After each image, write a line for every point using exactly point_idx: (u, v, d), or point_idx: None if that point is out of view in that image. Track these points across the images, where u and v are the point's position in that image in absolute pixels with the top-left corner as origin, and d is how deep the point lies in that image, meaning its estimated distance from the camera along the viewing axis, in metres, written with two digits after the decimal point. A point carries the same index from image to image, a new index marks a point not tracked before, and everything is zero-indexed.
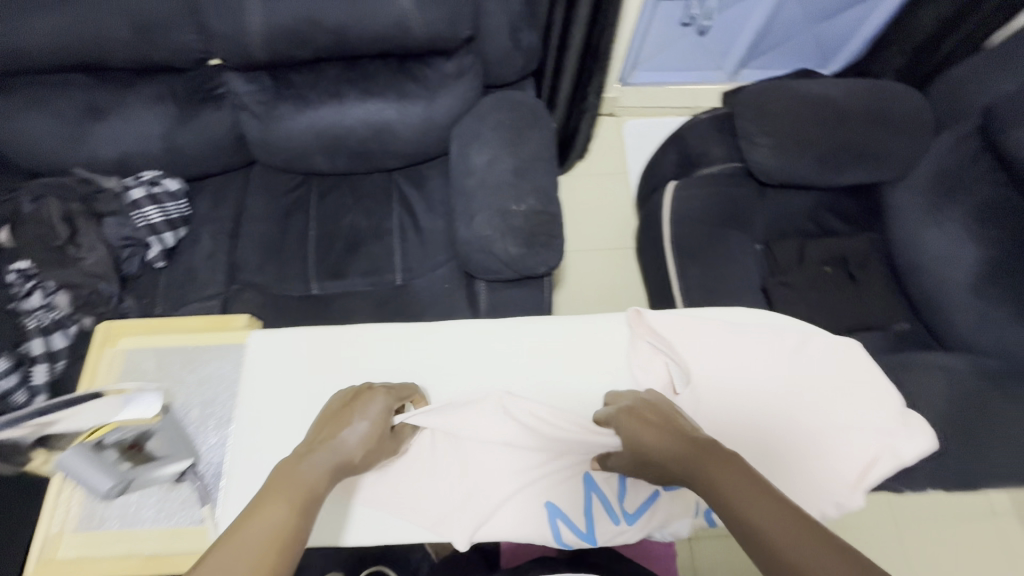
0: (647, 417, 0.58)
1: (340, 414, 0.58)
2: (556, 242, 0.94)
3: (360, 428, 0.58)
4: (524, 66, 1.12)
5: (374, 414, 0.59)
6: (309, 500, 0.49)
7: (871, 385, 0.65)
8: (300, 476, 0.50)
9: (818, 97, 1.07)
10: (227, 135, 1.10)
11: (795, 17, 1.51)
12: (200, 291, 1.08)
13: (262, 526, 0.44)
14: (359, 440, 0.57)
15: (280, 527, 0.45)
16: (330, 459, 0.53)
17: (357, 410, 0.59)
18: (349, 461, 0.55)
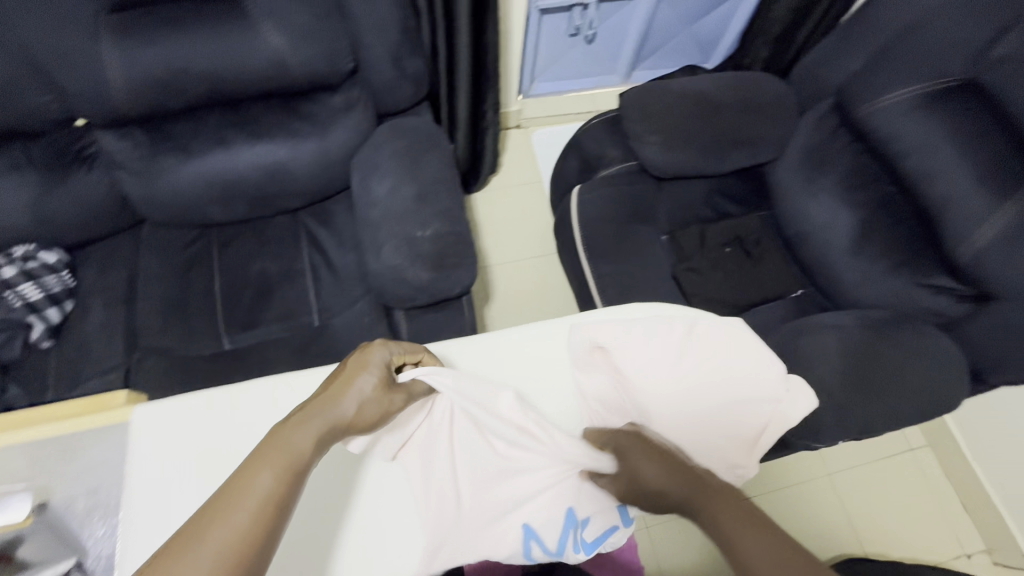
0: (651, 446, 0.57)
1: (341, 373, 0.58)
2: (467, 260, 0.95)
3: (365, 381, 0.58)
4: (415, 93, 1.11)
5: (376, 366, 0.59)
6: (298, 461, 0.49)
7: (755, 357, 0.68)
8: (290, 443, 0.50)
9: (696, 92, 1.14)
10: (106, 197, 1.03)
11: (670, 19, 1.61)
12: (96, 366, 1.00)
13: (248, 496, 0.45)
14: (356, 403, 0.56)
15: (266, 496, 0.46)
16: (326, 419, 0.53)
17: (360, 363, 0.59)
18: (348, 419, 0.55)
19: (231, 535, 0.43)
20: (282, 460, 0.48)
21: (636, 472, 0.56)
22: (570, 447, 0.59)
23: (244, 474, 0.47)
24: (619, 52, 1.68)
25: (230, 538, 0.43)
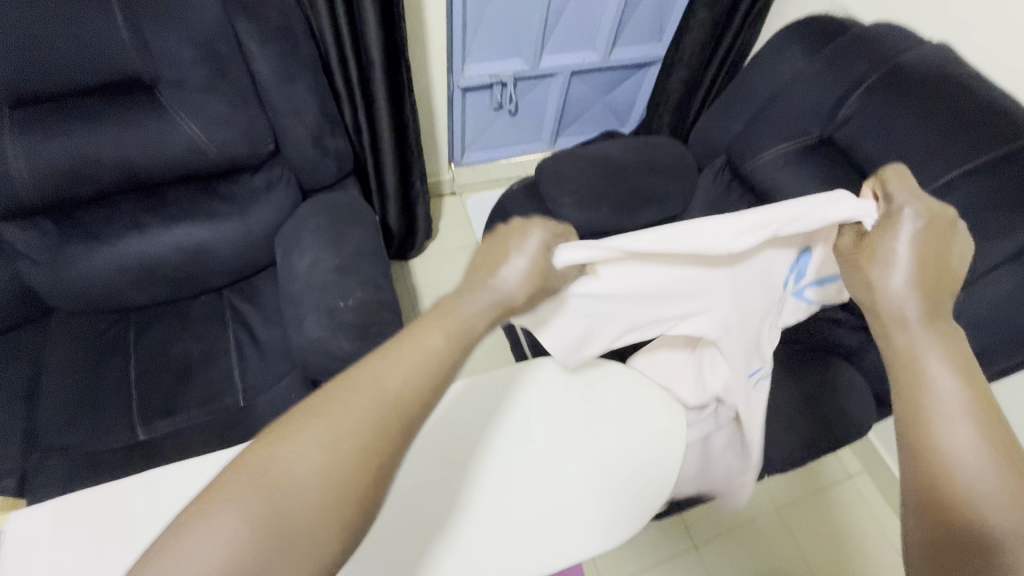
0: (933, 223, 0.56)
1: (500, 251, 0.59)
2: (392, 328, 0.95)
3: (535, 245, 0.58)
4: (339, 169, 1.16)
5: (531, 250, 0.58)
6: (462, 337, 0.54)
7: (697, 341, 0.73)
8: (462, 312, 0.55)
9: (603, 156, 1.25)
10: (10, 290, 0.99)
11: (585, 92, 1.75)
12: None
13: (399, 365, 0.49)
14: (519, 281, 0.57)
15: (420, 371, 0.49)
16: (491, 295, 0.57)
17: (517, 244, 0.58)
18: (509, 298, 0.57)
19: (352, 415, 0.46)
20: (424, 358, 0.50)
21: (883, 248, 0.56)
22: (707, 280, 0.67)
23: (375, 360, 0.49)
24: (542, 122, 1.81)
25: (382, 402, 0.47)
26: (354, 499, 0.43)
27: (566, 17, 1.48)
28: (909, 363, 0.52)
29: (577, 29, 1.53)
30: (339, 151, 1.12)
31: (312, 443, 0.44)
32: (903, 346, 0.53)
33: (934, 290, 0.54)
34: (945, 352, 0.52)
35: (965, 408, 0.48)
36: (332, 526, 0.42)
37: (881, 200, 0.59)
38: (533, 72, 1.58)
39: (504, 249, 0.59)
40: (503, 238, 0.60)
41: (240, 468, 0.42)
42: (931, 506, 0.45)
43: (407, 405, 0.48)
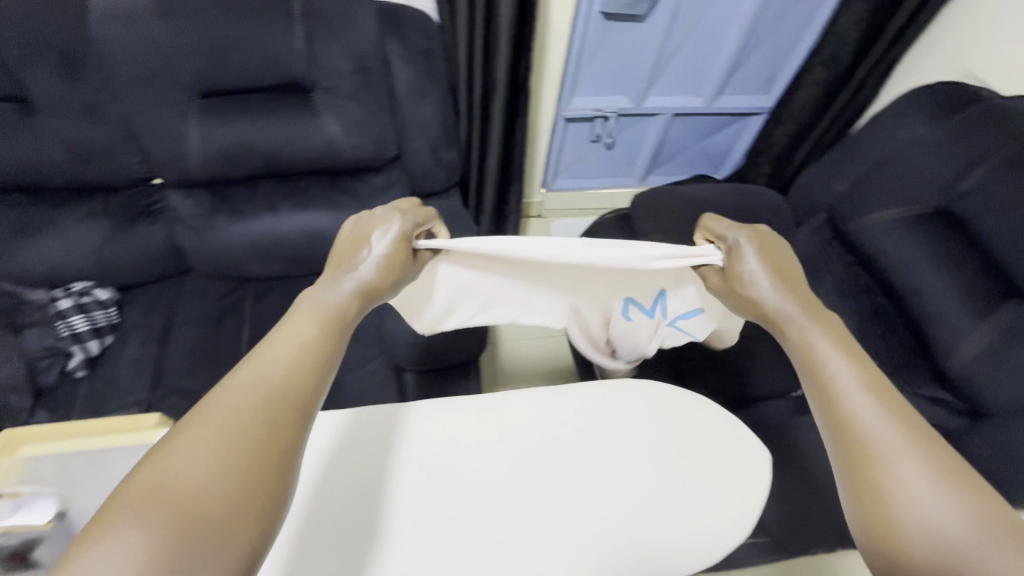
0: (769, 248, 0.60)
1: (350, 244, 0.58)
2: (477, 330, 1.02)
3: (381, 239, 0.57)
4: (447, 179, 1.25)
5: (392, 236, 0.58)
6: (337, 319, 0.52)
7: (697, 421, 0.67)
8: (327, 301, 0.53)
9: (697, 198, 1.26)
10: (164, 246, 1.16)
11: (684, 135, 1.78)
12: (123, 398, 1.05)
13: (290, 341, 0.47)
14: (377, 271, 0.56)
15: (308, 346, 0.48)
16: (351, 284, 0.54)
17: (376, 231, 0.58)
18: (370, 284, 0.55)
19: (242, 404, 0.42)
20: (308, 329, 0.49)
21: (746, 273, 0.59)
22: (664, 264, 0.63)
23: (274, 345, 0.47)
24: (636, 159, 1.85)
25: (264, 389, 0.43)
26: (269, 475, 0.40)
27: (678, 61, 1.53)
28: (810, 356, 0.52)
29: (686, 74, 1.57)
30: (450, 163, 1.22)
31: (186, 463, 0.38)
32: (799, 338, 0.54)
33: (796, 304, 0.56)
34: (836, 341, 0.53)
35: (864, 387, 0.48)
36: (256, 504, 0.39)
37: (717, 243, 0.63)
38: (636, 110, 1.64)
39: (357, 237, 0.58)
40: (355, 230, 0.59)
41: (131, 494, 0.36)
42: (867, 498, 0.43)
43: (298, 379, 0.45)
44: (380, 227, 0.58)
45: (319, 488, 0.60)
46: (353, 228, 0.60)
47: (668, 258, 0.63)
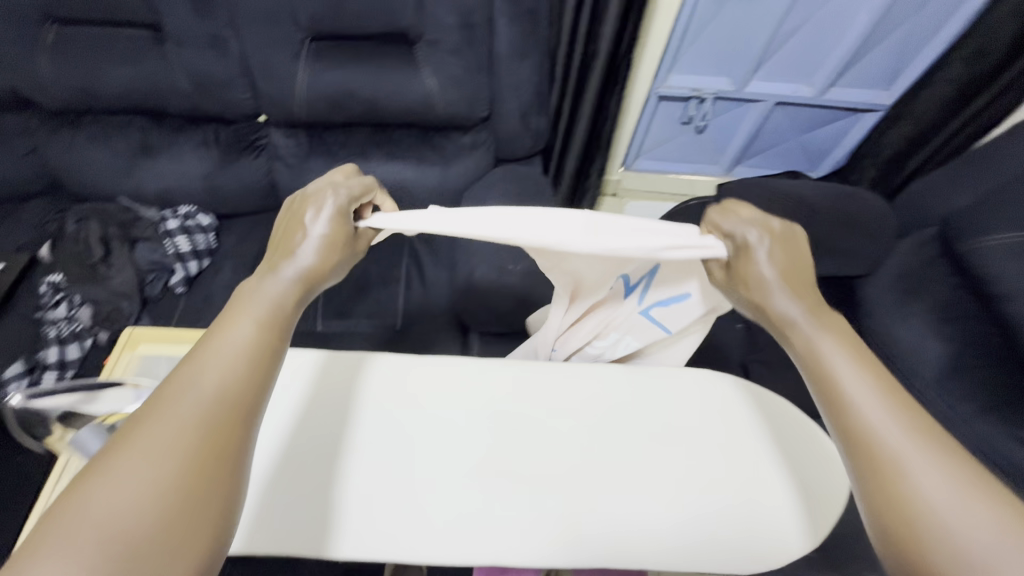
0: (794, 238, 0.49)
1: (288, 222, 0.48)
2: (547, 301, 1.02)
3: (320, 218, 0.47)
4: (533, 145, 1.24)
5: (325, 216, 0.48)
6: (273, 308, 0.41)
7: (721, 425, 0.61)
8: (260, 289, 0.42)
9: (795, 196, 1.18)
10: (262, 181, 1.22)
11: (783, 125, 1.66)
12: (214, 317, 1.15)
13: (229, 333, 0.38)
14: (318, 254, 0.46)
15: (249, 338, 0.38)
16: (292, 269, 0.44)
17: (306, 209, 0.48)
18: (310, 269, 0.45)
19: (186, 415, 0.33)
20: (260, 310, 0.40)
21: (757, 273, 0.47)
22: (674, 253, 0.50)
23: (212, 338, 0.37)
24: (726, 147, 1.75)
25: (198, 396, 0.34)
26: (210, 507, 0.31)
27: (791, 44, 1.42)
28: (817, 365, 0.41)
29: (799, 60, 1.46)
30: (539, 129, 1.20)
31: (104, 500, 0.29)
32: (802, 348, 0.43)
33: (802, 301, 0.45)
34: (862, 345, 0.41)
35: (896, 417, 0.36)
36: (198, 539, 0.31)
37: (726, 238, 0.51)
38: (737, 94, 1.54)
39: (296, 211, 0.48)
40: (300, 202, 0.49)
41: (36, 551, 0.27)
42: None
43: (242, 376, 0.36)
44: (320, 205, 0.49)
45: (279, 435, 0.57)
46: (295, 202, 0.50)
47: (669, 250, 0.50)
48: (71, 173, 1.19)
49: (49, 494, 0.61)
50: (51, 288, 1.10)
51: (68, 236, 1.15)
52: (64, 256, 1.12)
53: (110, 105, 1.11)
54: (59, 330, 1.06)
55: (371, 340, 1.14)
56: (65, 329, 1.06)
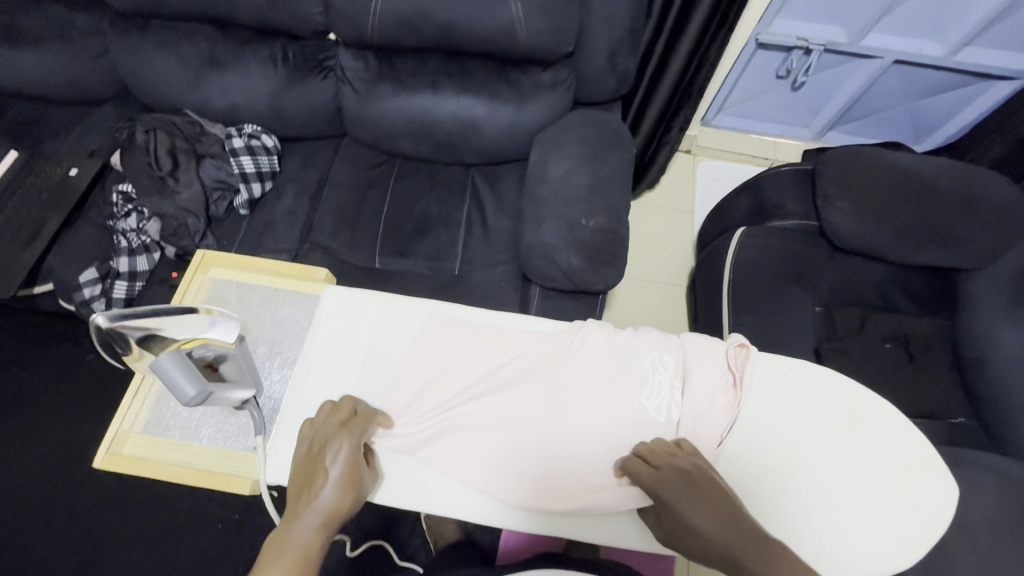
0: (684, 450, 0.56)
1: (312, 463, 0.52)
2: (617, 262, 0.95)
3: (340, 443, 0.53)
4: (616, 89, 1.13)
5: (344, 459, 0.52)
6: (302, 562, 0.47)
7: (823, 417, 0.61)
8: (288, 538, 0.48)
9: (909, 172, 1.03)
10: (327, 105, 1.16)
11: (896, 89, 1.46)
12: (275, 243, 1.14)
13: (283, 562, 0.47)
14: (337, 497, 0.50)
15: (303, 550, 0.48)
16: (312, 516, 0.49)
17: (325, 460, 0.51)
18: (330, 511, 0.50)
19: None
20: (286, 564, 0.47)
21: (665, 499, 0.52)
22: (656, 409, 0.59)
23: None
24: (822, 108, 1.57)
25: None
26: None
27: None
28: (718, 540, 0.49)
29: (934, 11, 1.25)
30: (626, 71, 1.09)
31: None
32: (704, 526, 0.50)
33: (694, 495, 0.51)
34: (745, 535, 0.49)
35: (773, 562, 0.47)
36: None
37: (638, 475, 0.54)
38: (849, 47, 1.34)
39: (317, 447, 0.53)
40: (317, 442, 0.53)
41: None
42: None
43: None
44: (340, 432, 0.54)
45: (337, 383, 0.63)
46: (312, 436, 0.55)
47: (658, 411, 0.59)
48: (137, 80, 1.15)
49: (125, 408, 0.63)
50: (123, 198, 1.12)
51: (137, 145, 1.12)
52: (131, 165, 1.11)
53: (179, 9, 1.06)
54: (130, 241, 1.10)
55: (428, 282, 1.11)
56: (136, 241, 1.10)
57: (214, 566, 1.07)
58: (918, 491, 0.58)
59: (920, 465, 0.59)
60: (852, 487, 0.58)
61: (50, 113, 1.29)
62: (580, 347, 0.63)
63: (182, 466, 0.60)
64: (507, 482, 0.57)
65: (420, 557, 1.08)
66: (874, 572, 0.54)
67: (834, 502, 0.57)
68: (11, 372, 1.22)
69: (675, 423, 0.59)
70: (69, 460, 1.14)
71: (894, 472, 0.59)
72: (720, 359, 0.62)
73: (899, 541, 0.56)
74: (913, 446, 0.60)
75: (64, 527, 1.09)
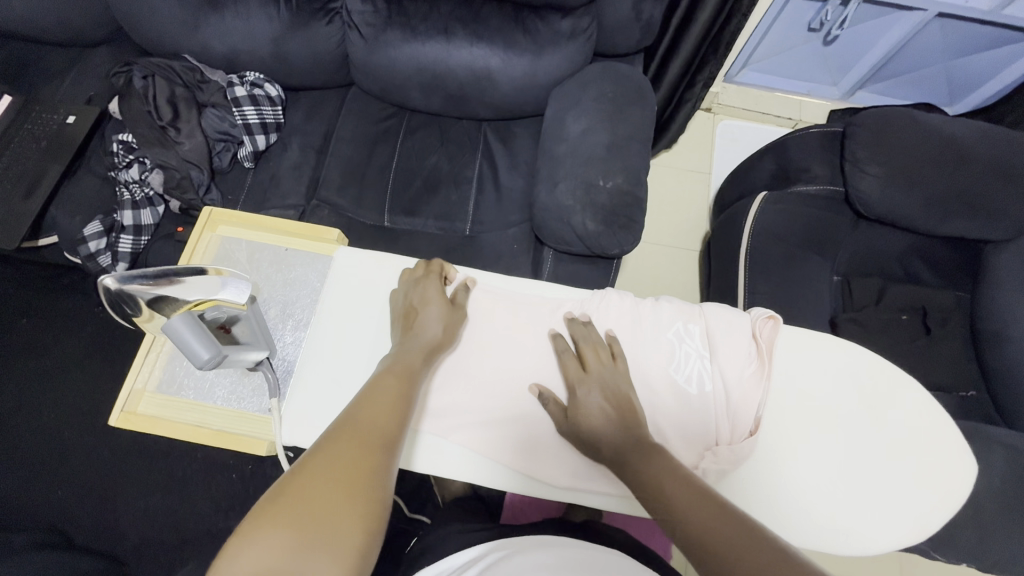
0: (639, 429, 0.53)
1: (407, 310, 0.59)
2: (635, 226, 0.92)
3: (430, 289, 0.60)
4: (640, 40, 1.07)
5: (434, 296, 0.59)
6: (409, 373, 0.53)
7: (844, 392, 0.59)
8: (402, 358, 0.54)
9: (945, 137, 0.97)
10: (333, 52, 1.10)
11: (935, 46, 1.36)
12: (282, 198, 1.11)
13: (392, 372, 0.53)
14: (441, 323, 0.58)
15: (409, 367, 0.53)
16: (419, 342, 0.56)
17: (419, 299, 0.59)
18: (436, 338, 0.57)
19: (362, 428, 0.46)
20: (395, 369, 0.53)
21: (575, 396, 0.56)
22: (681, 373, 0.58)
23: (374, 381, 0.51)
24: (853, 64, 1.48)
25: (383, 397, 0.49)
26: (372, 473, 0.42)
27: None
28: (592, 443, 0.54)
29: None
30: (652, 20, 1.02)
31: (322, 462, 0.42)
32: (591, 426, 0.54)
33: (675, 479, 0.47)
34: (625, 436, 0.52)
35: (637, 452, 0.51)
36: (362, 508, 0.40)
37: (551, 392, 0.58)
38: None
39: (415, 297, 0.60)
40: (409, 293, 0.61)
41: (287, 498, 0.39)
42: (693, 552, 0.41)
43: (398, 393, 0.51)
44: (426, 280, 0.61)
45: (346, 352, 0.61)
46: (405, 294, 0.61)
47: (687, 382, 0.58)
48: (128, 21, 1.07)
49: (138, 366, 0.62)
50: (123, 148, 1.08)
51: (136, 92, 1.07)
52: (131, 114, 1.06)
53: None
54: (133, 194, 1.07)
55: (437, 242, 1.09)
56: (139, 194, 1.07)
57: (230, 514, 1.10)
58: (934, 474, 0.57)
59: (941, 449, 0.58)
60: (867, 463, 0.57)
61: (44, 55, 1.23)
62: (605, 317, 0.61)
63: (197, 426, 0.60)
64: (519, 449, 0.58)
65: (428, 510, 1.11)
66: (886, 547, 0.54)
67: (848, 475, 0.56)
68: (23, 323, 1.22)
69: (702, 393, 0.57)
70: (84, 410, 1.16)
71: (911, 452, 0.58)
72: (747, 329, 0.60)
73: (915, 517, 0.55)
74: (935, 430, 0.59)
75: (84, 474, 1.12)
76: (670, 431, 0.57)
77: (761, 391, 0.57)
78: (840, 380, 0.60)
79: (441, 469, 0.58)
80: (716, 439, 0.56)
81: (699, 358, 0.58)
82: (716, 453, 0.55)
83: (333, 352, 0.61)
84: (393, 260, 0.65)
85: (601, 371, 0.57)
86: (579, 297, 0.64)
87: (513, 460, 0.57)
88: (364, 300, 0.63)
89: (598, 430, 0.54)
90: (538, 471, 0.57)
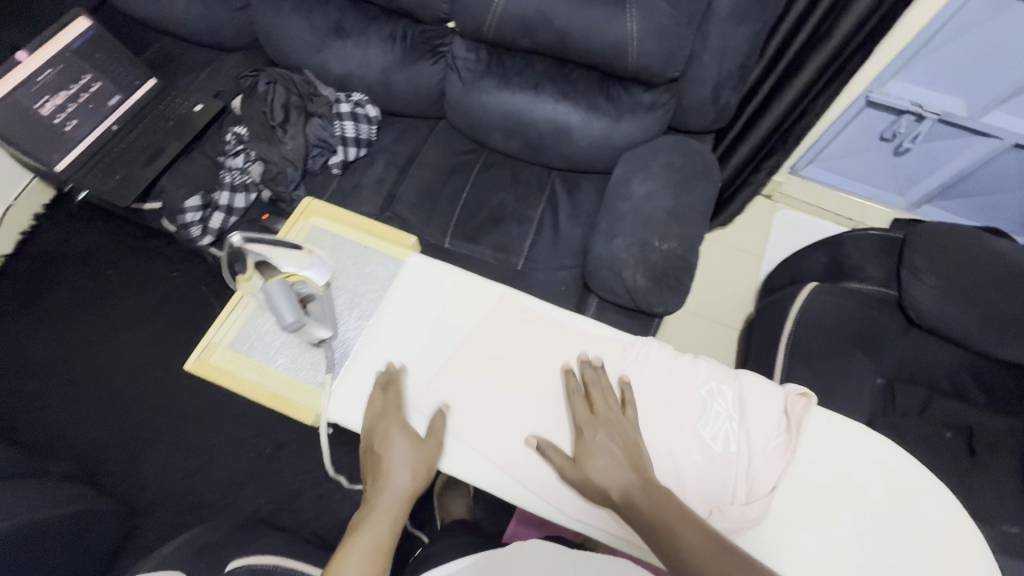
0: (645, 472, 0.55)
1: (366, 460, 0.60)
2: (682, 289, 0.96)
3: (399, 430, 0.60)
4: (713, 121, 1.14)
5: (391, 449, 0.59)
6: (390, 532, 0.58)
7: (868, 478, 0.60)
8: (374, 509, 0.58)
9: (1009, 261, 0.96)
10: (432, 88, 1.22)
11: (1008, 174, 1.36)
12: (360, 206, 1.22)
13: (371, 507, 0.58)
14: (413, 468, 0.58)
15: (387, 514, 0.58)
16: (392, 491, 0.58)
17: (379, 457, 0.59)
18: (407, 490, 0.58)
19: None
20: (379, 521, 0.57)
21: (588, 438, 0.58)
22: (707, 431, 0.60)
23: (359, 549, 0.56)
24: (922, 178, 1.49)
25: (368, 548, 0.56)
26: None
27: None
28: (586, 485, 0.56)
29: None
30: (726, 106, 1.10)
31: None
32: (597, 470, 0.56)
33: (685, 524, 0.51)
34: (633, 478, 0.55)
35: (652, 495, 0.53)
36: None
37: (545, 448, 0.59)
38: (967, 122, 1.26)
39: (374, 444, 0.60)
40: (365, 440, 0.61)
41: None
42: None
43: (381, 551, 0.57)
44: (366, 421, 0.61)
45: (398, 347, 0.66)
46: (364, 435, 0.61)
47: (712, 438, 0.59)
48: (269, 37, 1.24)
49: (220, 321, 0.70)
50: (235, 139, 1.23)
51: (258, 94, 1.22)
52: (249, 113, 1.21)
53: None
54: (233, 179, 1.20)
55: (489, 271, 1.16)
56: (238, 180, 1.20)
57: (241, 490, 1.14)
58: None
59: (972, 561, 0.56)
60: (887, 558, 0.56)
61: (188, 53, 1.41)
62: (642, 362, 0.65)
63: (257, 385, 0.67)
64: (537, 473, 0.60)
65: (428, 528, 1.09)
66: None
67: (866, 566, 0.56)
68: (107, 273, 1.35)
69: (731, 454, 0.59)
70: (138, 364, 1.26)
71: (934, 552, 0.57)
72: (779, 403, 0.61)
73: None
74: (973, 546, 0.57)
75: (122, 421, 1.20)
76: (691, 486, 0.58)
77: (783, 464, 0.58)
78: (866, 465, 0.60)
79: (457, 471, 0.60)
80: (730, 498, 0.57)
81: (728, 424, 0.60)
82: (725, 512, 0.56)
83: (387, 345, 0.67)
84: (462, 272, 0.71)
85: (608, 415, 0.59)
86: (622, 339, 0.67)
87: (530, 483, 0.59)
88: (425, 301, 0.69)
89: (607, 475, 0.55)
90: (550, 494, 0.59)
